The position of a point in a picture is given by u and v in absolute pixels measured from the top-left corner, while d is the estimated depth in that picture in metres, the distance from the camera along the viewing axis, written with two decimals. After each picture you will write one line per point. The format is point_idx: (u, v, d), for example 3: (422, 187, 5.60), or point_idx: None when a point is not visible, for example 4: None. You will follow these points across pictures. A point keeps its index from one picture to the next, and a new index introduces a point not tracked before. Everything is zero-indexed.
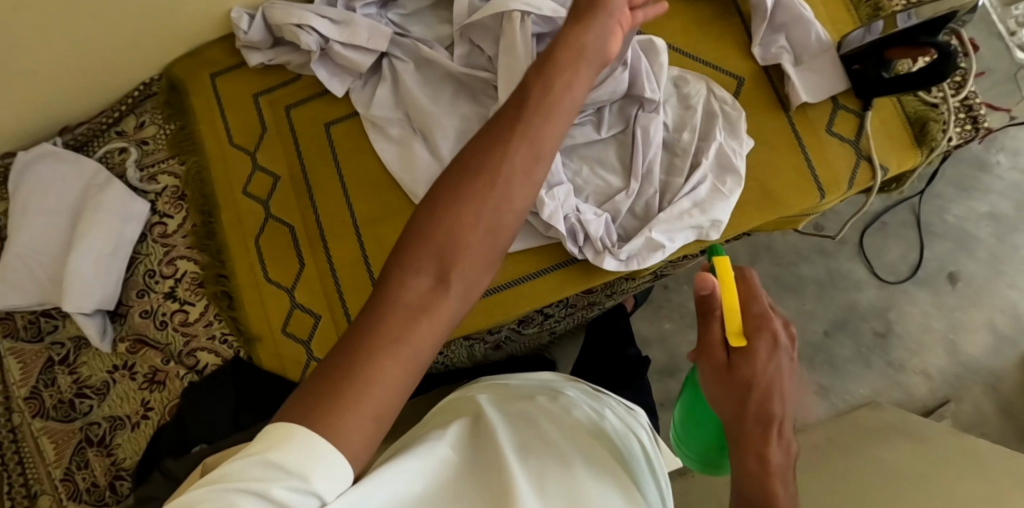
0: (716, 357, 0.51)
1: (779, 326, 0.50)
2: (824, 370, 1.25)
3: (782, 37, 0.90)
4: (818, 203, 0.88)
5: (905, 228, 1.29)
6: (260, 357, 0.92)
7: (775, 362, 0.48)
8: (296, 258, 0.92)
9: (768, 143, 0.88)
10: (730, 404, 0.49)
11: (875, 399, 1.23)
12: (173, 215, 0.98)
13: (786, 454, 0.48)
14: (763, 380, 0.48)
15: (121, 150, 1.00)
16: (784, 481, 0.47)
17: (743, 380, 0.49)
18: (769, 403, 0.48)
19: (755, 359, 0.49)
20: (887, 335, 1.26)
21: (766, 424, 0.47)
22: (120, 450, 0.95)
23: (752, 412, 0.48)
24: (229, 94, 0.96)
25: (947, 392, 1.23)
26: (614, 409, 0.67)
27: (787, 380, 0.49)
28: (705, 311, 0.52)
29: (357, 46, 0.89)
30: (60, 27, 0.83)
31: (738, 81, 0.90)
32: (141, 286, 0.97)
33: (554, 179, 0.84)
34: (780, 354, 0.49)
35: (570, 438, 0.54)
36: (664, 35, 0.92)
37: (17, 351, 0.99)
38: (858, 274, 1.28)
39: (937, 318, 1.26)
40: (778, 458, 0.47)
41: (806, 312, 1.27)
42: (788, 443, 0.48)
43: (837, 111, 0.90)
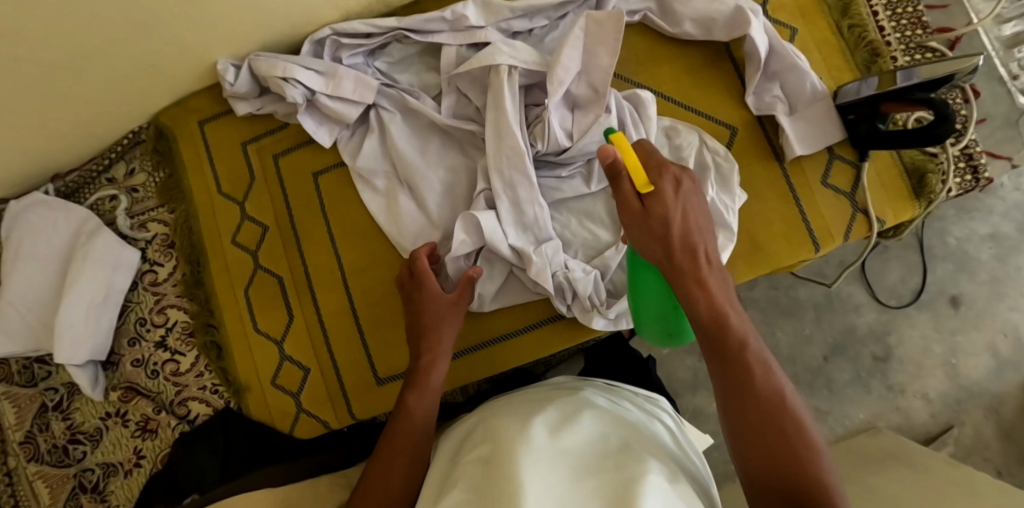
0: (630, 205, 0.64)
1: (671, 173, 0.65)
2: (822, 395, 1.24)
3: (776, 86, 0.88)
4: (810, 256, 0.87)
5: (906, 251, 1.26)
6: (249, 408, 0.92)
7: (677, 191, 0.65)
8: (284, 309, 0.92)
9: (761, 191, 0.87)
10: (659, 246, 0.64)
11: (875, 423, 1.23)
12: (163, 263, 0.98)
13: (721, 282, 0.65)
14: (676, 215, 0.64)
15: (112, 197, 1.00)
16: (731, 310, 0.64)
17: (661, 219, 0.63)
18: (687, 242, 0.64)
19: (662, 201, 0.63)
20: (886, 358, 1.25)
21: (694, 258, 0.64)
22: (112, 497, 0.96)
23: (681, 248, 0.64)
24: (217, 142, 0.95)
25: (947, 417, 1.22)
26: (631, 401, 0.82)
27: (696, 208, 0.65)
28: (613, 174, 0.64)
29: (343, 99, 0.88)
30: (37, 86, 0.83)
31: (731, 131, 0.88)
32: (132, 334, 0.98)
33: (542, 235, 0.83)
34: (680, 185, 0.65)
35: (604, 427, 0.66)
36: (655, 80, 0.90)
37: (11, 395, 1.00)
38: (858, 298, 1.26)
39: (937, 342, 1.24)
40: (719, 289, 0.64)
41: (805, 337, 1.26)
42: (716, 262, 0.65)
43: (832, 161, 0.87)
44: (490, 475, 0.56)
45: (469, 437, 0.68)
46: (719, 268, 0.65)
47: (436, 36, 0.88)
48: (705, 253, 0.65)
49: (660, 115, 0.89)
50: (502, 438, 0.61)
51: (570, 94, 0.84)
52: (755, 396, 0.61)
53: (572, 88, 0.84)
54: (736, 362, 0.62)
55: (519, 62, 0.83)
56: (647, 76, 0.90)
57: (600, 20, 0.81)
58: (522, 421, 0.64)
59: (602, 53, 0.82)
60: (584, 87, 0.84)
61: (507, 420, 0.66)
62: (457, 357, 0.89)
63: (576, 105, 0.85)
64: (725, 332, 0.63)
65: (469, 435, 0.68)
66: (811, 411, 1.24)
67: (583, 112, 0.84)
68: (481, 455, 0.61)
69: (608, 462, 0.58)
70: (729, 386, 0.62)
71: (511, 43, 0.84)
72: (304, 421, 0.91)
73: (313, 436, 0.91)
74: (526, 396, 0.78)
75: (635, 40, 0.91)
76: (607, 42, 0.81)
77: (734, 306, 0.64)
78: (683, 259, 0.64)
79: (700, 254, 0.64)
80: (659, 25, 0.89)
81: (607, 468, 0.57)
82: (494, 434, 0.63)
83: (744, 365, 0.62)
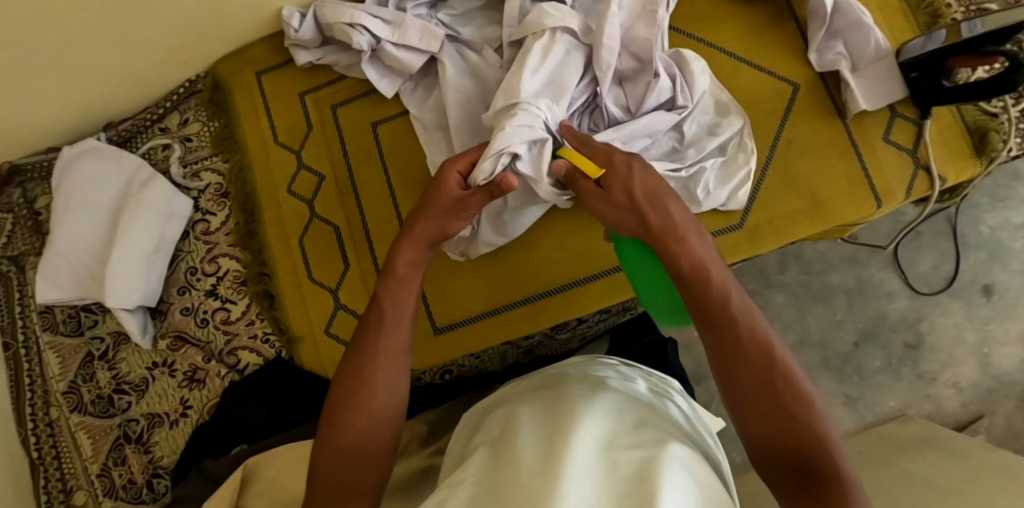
0: (590, 193, 0.67)
1: (620, 158, 0.67)
2: (852, 381, 1.24)
3: (839, 43, 0.88)
4: (873, 213, 0.87)
5: (939, 239, 1.25)
6: (301, 358, 0.92)
7: (629, 169, 0.66)
8: (339, 257, 0.91)
9: (820, 150, 0.87)
10: (630, 214, 0.64)
11: (906, 411, 1.22)
12: (216, 213, 0.98)
13: (701, 237, 0.62)
14: (634, 186, 0.64)
15: (165, 146, 1.00)
16: (714, 263, 0.60)
17: (621, 195, 0.64)
18: (652, 206, 0.63)
19: (614, 182, 0.65)
20: (918, 346, 1.24)
21: (666, 223, 0.62)
22: (157, 448, 0.95)
23: (655, 213, 0.63)
24: (274, 92, 0.95)
25: (979, 407, 1.22)
26: (645, 380, 0.81)
27: (652, 176, 0.65)
28: (569, 180, 0.71)
29: (409, 47, 0.88)
30: (96, 32, 0.83)
31: (794, 88, 0.89)
32: (182, 283, 0.97)
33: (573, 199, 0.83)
34: (631, 166, 0.66)
35: (614, 400, 0.64)
36: (716, 38, 0.90)
37: (56, 345, 0.99)
38: (891, 284, 1.25)
39: (969, 331, 1.23)
40: (700, 246, 0.61)
41: (836, 322, 1.25)
42: (688, 222, 0.63)
43: (894, 119, 0.88)
44: (500, 458, 0.54)
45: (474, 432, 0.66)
46: (694, 226, 0.63)
47: None
48: (676, 214, 0.63)
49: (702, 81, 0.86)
50: (507, 432, 0.59)
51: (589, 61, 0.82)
52: (742, 354, 0.57)
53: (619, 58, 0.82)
54: (721, 316, 0.58)
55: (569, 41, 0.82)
56: (710, 35, 0.90)
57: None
58: (529, 415, 0.61)
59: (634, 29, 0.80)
60: (628, 60, 0.82)
61: (513, 412, 0.63)
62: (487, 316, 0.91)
63: (622, 79, 0.84)
64: (706, 287, 0.59)
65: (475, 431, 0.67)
66: (841, 398, 1.23)
67: (632, 85, 0.83)
68: (481, 451, 0.57)
69: (637, 436, 0.57)
70: (715, 343, 0.58)
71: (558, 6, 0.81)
72: None
73: None
74: (531, 383, 0.76)
75: (695, 2, 0.91)
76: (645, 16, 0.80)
77: (718, 263, 0.61)
78: (655, 222, 0.62)
79: (670, 215, 0.62)
80: None
81: (637, 442, 0.55)
82: (506, 422, 0.61)
83: (729, 316, 0.58)
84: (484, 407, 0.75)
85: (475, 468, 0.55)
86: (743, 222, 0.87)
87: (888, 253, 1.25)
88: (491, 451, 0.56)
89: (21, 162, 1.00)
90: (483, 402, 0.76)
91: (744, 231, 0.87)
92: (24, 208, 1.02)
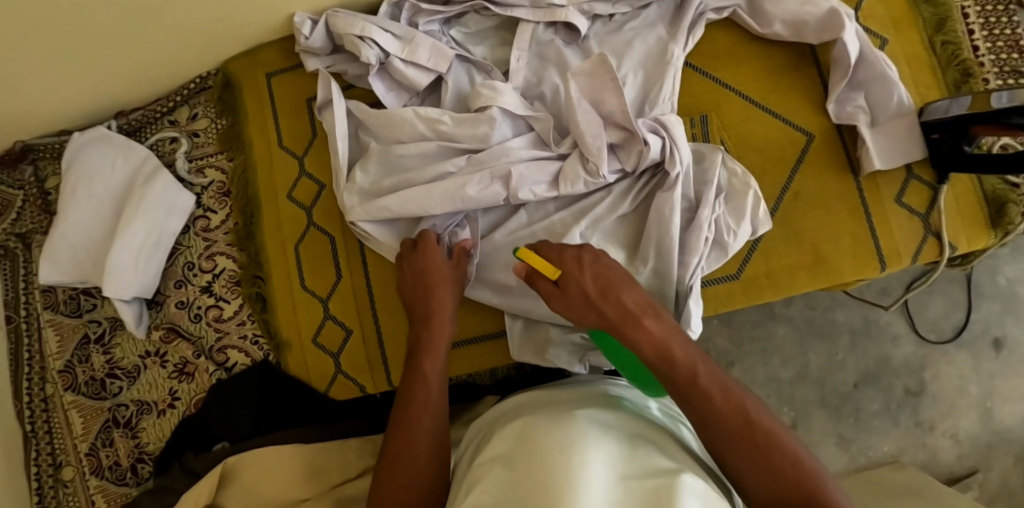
0: (554, 293, 0.74)
1: (571, 253, 0.74)
2: (847, 422, 1.21)
3: (860, 95, 0.85)
4: (875, 274, 0.85)
5: (951, 286, 1.22)
6: (287, 363, 0.92)
7: (581, 265, 0.73)
8: (332, 269, 0.91)
9: (830, 206, 0.85)
10: (590, 310, 0.72)
11: (899, 458, 1.19)
12: (217, 210, 0.98)
13: (655, 319, 0.70)
14: (587, 285, 0.72)
15: (173, 139, 1.01)
16: (676, 344, 0.68)
17: (577, 294, 0.72)
18: (607, 299, 0.71)
19: (571, 281, 0.72)
20: (918, 393, 1.21)
21: (625, 314, 0.70)
22: (144, 434, 0.97)
23: (609, 305, 0.71)
24: (282, 96, 0.95)
25: (975, 461, 1.19)
26: (654, 400, 0.80)
27: (604, 267, 0.73)
28: (528, 280, 0.76)
29: (417, 65, 0.87)
30: (106, 29, 0.83)
31: (809, 138, 0.86)
32: (179, 277, 0.98)
33: None
34: (581, 260, 0.74)
35: (625, 419, 0.67)
36: (734, 78, 0.87)
37: (56, 323, 1.02)
38: (897, 328, 1.22)
39: (973, 382, 1.20)
40: (656, 326, 0.69)
41: (837, 362, 1.22)
42: (643, 306, 0.71)
43: (910, 180, 0.85)
44: (519, 466, 0.58)
45: (484, 437, 0.71)
46: (649, 308, 0.71)
47: (516, 10, 0.86)
48: (628, 301, 0.71)
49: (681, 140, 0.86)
50: (524, 435, 0.62)
51: (547, 130, 0.82)
52: (721, 419, 0.64)
53: (606, 128, 0.81)
54: (693, 393, 0.66)
55: (524, 109, 0.83)
56: (725, 75, 0.88)
57: (588, 73, 0.80)
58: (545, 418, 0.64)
59: (606, 99, 0.80)
60: (616, 130, 0.81)
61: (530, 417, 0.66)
62: (476, 342, 0.89)
63: (615, 146, 0.83)
64: (674, 369, 0.67)
65: (485, 435, 0.72)
66: (833, 438, 1.20)
67: (627, 151, 0.82)
68: (503, 456, 0.61)
69: (649, 462, 0.60)
70: (696, 410, 0.65)
71: (492, 85, 0.82)
72: (341, 383, 0.90)
73: (349, 398, 0.90)
74: (542, 394, 0.77)
75: (714, 37, 0.89)
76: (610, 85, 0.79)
77: (678, 339, 0.69)
78: (612, 315, 0.71)
79: (625, 304, 0.71)
80: (748, 23, 0.86)
81: (650, 471, 0.58)
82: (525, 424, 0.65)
83: (701, 393, 0.65)
84: (491, 417, 0.78)
85: (486, 479, 0.59)
86: (739, 272, 0.85)
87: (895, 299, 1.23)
88: (507, 457, 0.60)
89: (34, 142, 1.03)
90: (492, 412, 0.78)
91: (740, 281, 0.85)
92: (35, 187, 1.05)
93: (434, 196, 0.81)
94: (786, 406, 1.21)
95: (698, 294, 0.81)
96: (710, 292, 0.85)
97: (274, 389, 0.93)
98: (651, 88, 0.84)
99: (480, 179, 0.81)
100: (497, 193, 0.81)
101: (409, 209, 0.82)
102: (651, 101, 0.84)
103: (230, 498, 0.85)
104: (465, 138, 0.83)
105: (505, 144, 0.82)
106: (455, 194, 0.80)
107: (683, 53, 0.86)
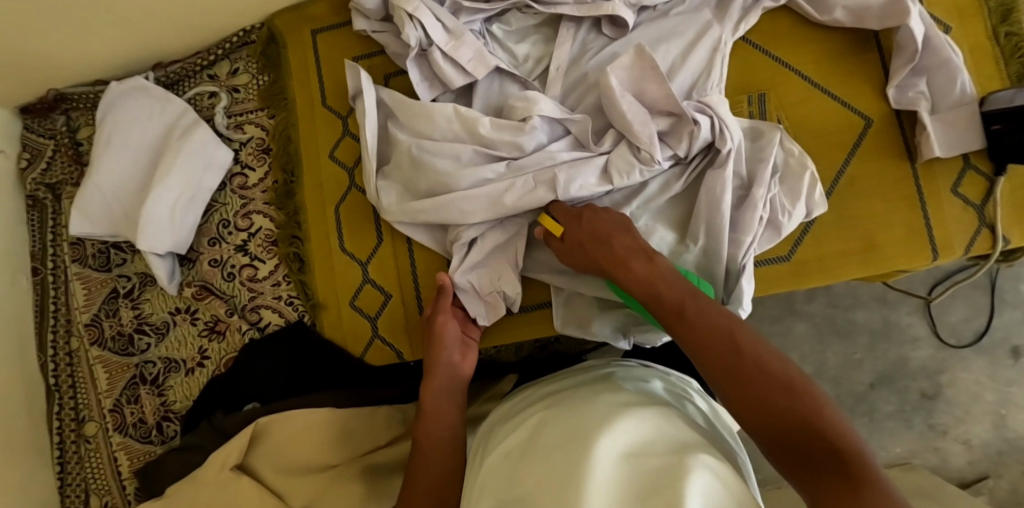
0: (556, 245, 0.78)
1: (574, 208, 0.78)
2: (860, 421, 1.20)
3: (923, 81, 0.83)
4: (925, 264, 0.84)
5: (974, 291, 1.19)
6: (322, 325, 0.91)
7: (580, 219, 0.76)
8: (373, 231, 0.89)
9: (885, 193, 0.84)
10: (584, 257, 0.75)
11: (910, 460, 1.18)
12: (255, 168, 0.97)
13: (647, 261, 0.71)
14: (580, 233, 0.75)
15: (212, 94, 0.99)
16: (664, 281, 0.69)
17: (575, 244, 0.75)
18: (599, 246, 0.74)
19: (567, 231, 0.76)
20: (934, 397, 1.19)
21: (615, 258, 0.72)
22: (170, 392, 0.96)
23: (600, 252, 0.73)
24: (327, 52, 0.93)
25: (985, 467, 1.17)
26: (662, 380, 0.79)
27: (599, 216, 0.76)
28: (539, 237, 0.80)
29: (455, 62, 0.83)
30: None
31: (867, 122, 0.85)
32: (213, 234, 0.97)
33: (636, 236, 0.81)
34: (580, 214, 0.76)
35: (636, 396, 0.68)
36: (793, 59, 0.86)
37: (84, 277, 1.00)
38: (917, 330, 1.20)
39: (989, 389, 1.18)
40: (643, 268, 0.71)
41: (854, 361, 1.21)
42: (634, 251, 0.73)
43: (966, 170, 0.83)
44: (530, 465, 0.60)
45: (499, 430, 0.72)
46: (642, 253, 0.72)
47: (561, 7, 0.83)
48: (619, 246, 0.73)
49: (737, 117, 0.85)
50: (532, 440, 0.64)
51: (586, 132, 0.79)
52: (705, 346, 0.63)
53: (652, 117, 0.79)
54: (679, 325, 0.66)
55: (561, 112, 0.80)
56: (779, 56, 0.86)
57: (628, 67, 0.79)
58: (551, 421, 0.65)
59: (649, 89, 0.79)
60: (665, 118, 0.79)
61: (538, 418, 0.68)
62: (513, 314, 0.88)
63: (663, 134, 0.80)
64: (661, 303, 0.68)
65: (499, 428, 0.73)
66: None
67: (676, 136, 0.79)
68: (517, 455, 0.63)
69: (660, 437, 0.59)
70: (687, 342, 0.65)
71: (528, 95, 0.80)
72: (377, 348, 0.89)
73: (384, 364, 0.89)
74: (550, 389, 0.77)
75: (768, 19, 0.87)
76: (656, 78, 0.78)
77: (668, 278, 0.69)
78: (603, 261, 0.73)
79: (613, 248, 0.73)
80: (806, 10, 0.85)
81: (660, 445, 0.58)
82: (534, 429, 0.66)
83: (687, 324, 0.65)
84: (496, 418, 0.79)
85: (500, 482, 0.61)
86: (790, 254, 0.84)
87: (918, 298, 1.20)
88: (517, 461, 0.62)
89: (68, 91, 1.01)
90: (505, 408, 0.79)
91: (791, 265, 0.84)
92: (66, 136, 1.03)
93: (471, 201, 0.79)
94: None
95: (751, 272, 0.79)
96: (760, 273, 0.85)
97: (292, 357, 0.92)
98: (701, 70, 0.82)
99: (523, 185, 0.78)
100: (542, 197, 0.78)
101: (449, 214, 0.80)
102: (700, 87, 0.82)
103: (255, 459, 0.84)
104: (502, 145, 0.80)
105: (544, 150, 0.79)
106: (497, 202, 0.78)
107: (730, 39, 0.84)
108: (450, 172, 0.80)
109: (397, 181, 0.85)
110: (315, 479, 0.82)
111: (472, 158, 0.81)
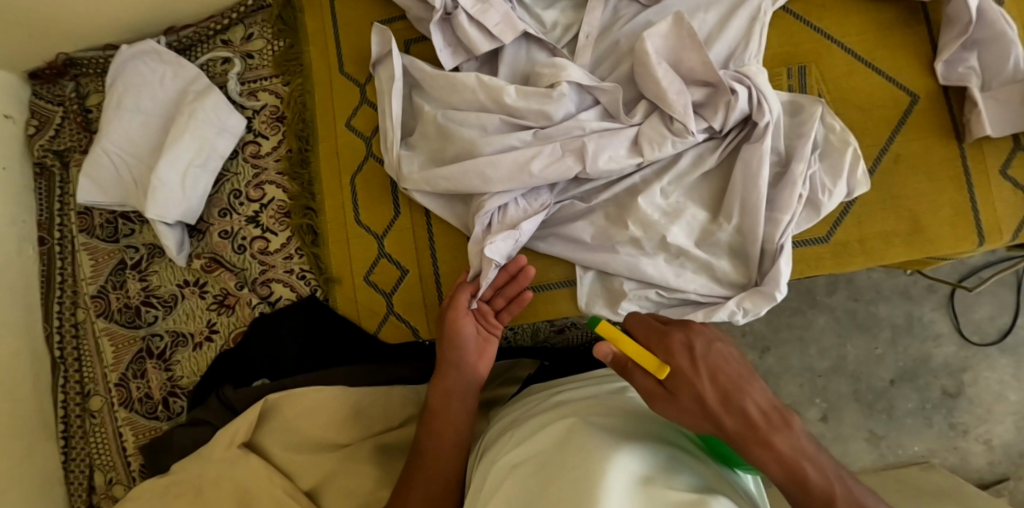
0: (649, 390, 0.58)
1: (678, 342, 0.61)
2: (880, 418, 1.14)
3: (974, 56, 0.79)
4: (972, 250, 0.80)
5: (1001, 288, 1.14)
6: (335, 301, 0.88)
7: (694, 361, 0.59)
8: (391, 205, 0.86)
9: (928, 173, 0.80)
10: (704, 419, 0.56)
11: (929, 459, 1.13)
12: (268, 136, 0.94)
13: (786, 432, 0.55)
14: (703, 391, 0.57)
15: (225, 60, 0.96)
16: (809, 460, 0.53)
17: (691, 393, 0.57)
18: (726, 408, 0.56)
19: (683, 382, 0.57)
20: (956, 395, 1.14)
21: (746, 424, 0.55)
22: (177, 368, 0.93)
23: (724, 414, 0.56)
24: (346, 17, 0.90)
25: (1006, 468, 1.12)
26: None
27: (716, 361, 0.59)
28: (621, 367, 0.61)
29: (482, 26, 0.80)
30: None
31: (912, 99, 0.81)
32: (224, 205, 0.94)
33: (674, 213, 0.77)
34: (693, 354, 0.60)
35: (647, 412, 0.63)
36: (837, 30, 0.82)
37: (91, 247, 0.97)
38: (941, 327, 1.14)
39: (1013, 389, 1.13)
40: (787, 444, 0.54)
41: (875, 356, 1.15)
42: (771, 414, 0.56)
43: (1017, 151, 0.79)
44: (544, 478, 0.52)
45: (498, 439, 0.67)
46: (777, 415, 0.55)
47: None
48: (754, 411, 0.55)
49: (777, 90, 0.81)
50: (540, 442, 0.58)
51: (616, 102, 0.76)
52: None
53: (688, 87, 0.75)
54: None
55: (590, 80, 0.77)
56: (818, 31, 0.82)
57: (665, 35, 0.75)
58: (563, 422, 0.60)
59: (686, 59, 0.75)
60: (699, 89, 0.75)
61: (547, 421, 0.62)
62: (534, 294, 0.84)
63: (697, 106, 0.76)
64: (807, 489, 0.53)
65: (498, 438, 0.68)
66: (864, 433, 1.14)
67: (709, 109, 0.75)
68: (526, 466, 0.55)
69: (680, 471, 0.54)
70: None
71: (556, 63, 0.76)
72: (392, 325, 0.86)
73: (399, 341, 0.87)
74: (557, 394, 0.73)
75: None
76: (691, 44, 0.74)
77: (814, 458, 0.54)
78: (733, 431, 0.55)
79: (748, 414, 0.55)
80: None
81: (679, 480, 0.52)
82: (541, 429, 0.60)
83: None
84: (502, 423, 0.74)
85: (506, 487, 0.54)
86: (829, 236, 0.81)
87: (945, 294, 1.15)
88: (524, 463, 0.56)
89: (77, 55, 0.98)
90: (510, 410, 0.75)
91: (829, 246, 0.81)
92: (75, 103, 0.99)
93: (498, 168, 0.75)
94: (818, 397, 1.15)
95: (788, 253, 0.75)
96: (798, 254, 0.81)
97: (301, 334, 0.89)
98: (736, 42, 0.78)
99: (550, 153, 0.75)
100: (569, 167, 0.74)
101: (472, 180, 0.76)
102: (737, 57, 0.78)
103: (265, 437, 0.81)
104: (530, 114, 0.76)
105: (574, 118, 0.76)
106: (523, 168, 0.75)
107: (771, 9, 0.79)
108: (476, 140, 0.77)
109: (420, 151, 0.81)
110: (324, 456, 0.79)
111: (500, 128, 0.78)
